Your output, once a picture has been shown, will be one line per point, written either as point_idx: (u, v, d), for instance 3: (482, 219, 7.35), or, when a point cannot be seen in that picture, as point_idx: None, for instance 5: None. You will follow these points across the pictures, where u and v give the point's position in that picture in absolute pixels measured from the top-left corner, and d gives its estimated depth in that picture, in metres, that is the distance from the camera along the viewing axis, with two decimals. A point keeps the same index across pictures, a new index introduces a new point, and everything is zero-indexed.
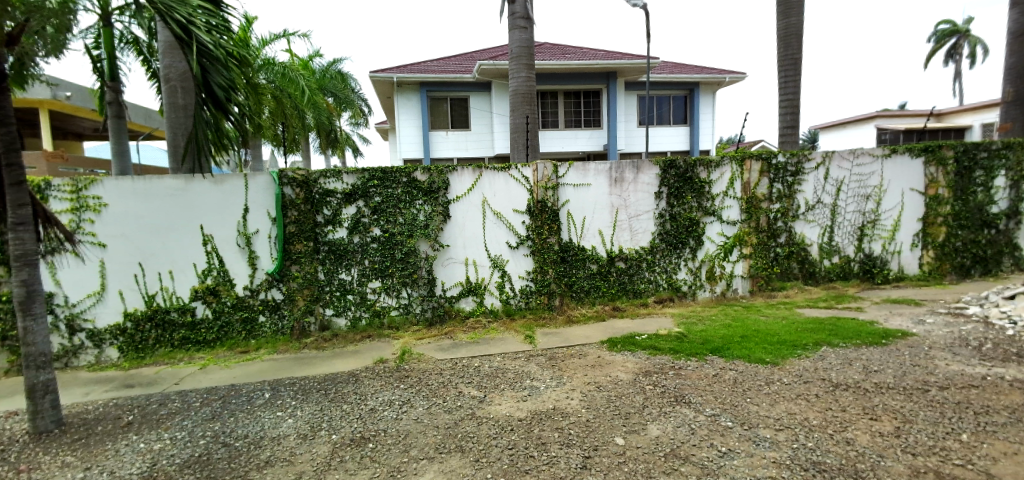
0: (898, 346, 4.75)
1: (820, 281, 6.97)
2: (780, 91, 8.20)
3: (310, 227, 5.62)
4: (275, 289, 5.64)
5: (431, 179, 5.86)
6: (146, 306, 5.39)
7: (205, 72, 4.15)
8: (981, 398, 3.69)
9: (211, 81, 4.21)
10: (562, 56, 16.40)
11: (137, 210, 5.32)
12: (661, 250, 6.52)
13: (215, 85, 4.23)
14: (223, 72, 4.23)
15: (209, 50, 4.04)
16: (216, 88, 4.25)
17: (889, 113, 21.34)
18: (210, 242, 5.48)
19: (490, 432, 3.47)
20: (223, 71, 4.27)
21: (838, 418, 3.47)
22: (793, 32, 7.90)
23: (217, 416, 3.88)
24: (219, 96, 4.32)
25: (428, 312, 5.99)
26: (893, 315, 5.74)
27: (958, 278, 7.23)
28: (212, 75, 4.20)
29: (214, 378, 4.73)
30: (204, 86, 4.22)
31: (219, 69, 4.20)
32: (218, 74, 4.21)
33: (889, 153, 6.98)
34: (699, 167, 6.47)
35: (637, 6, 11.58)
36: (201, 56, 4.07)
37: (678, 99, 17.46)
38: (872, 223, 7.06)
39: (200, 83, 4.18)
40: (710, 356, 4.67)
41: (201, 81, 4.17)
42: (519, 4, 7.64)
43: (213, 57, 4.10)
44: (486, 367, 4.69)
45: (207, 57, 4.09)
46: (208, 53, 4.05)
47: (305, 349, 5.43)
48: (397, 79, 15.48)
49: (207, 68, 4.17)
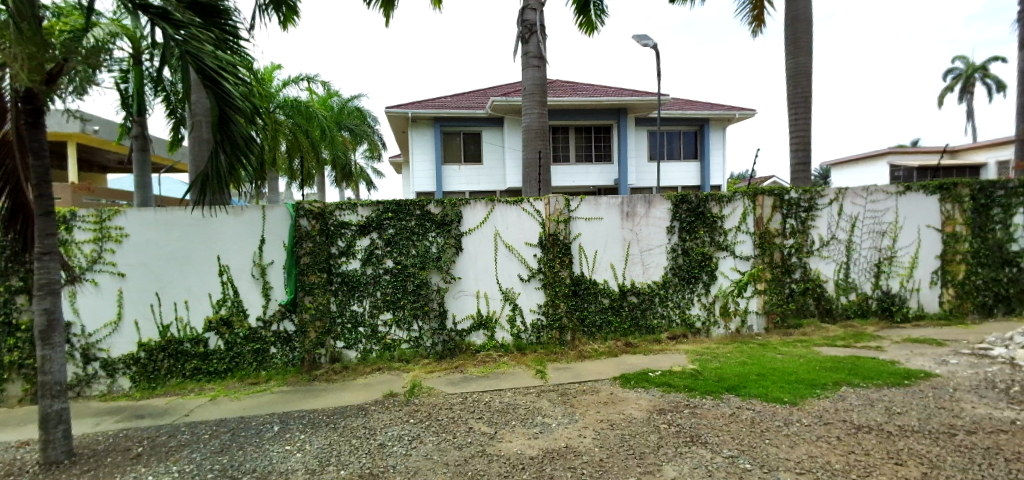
0: (922, 387, 4.61)
1: (837, 319, 6.84)
2: (792, 128, 8.23)
3: (324, 258, 5.67)
4: (287, 320, 5.68)
5: (444, 212, 5.93)
6: (160, 336, 5.43)
7: (227, 116, 4.19)
8: (1011, 444, 3.55)
9: (231, 130, 4.22)
10: (574, 93, 16.74)
11: (158, 241, 5.44)
12: (674, 285, 6.47)
13: (236, 133, 4.24)
14: (245, 123, 4.29)
15: (230, 97, 4.15)
16: (236, 138, 4.25)
17: (903, 150, 21.43)
18: (226, 272, 5.56)
19: (501, 471, 3.40)
20: (242, 121, 4.29)
21: (861, 462, 3.35)
22: (802, 71, 8.04)
23: (226, 449, 3.86)
24: (238, 146, 4.30)
25: (439, 345, 5.96)
26: (914, 355, 5.58)
27: (980, 318, 7.06)
28: (235, 127, 4.24)
29: (225, 410, 4.72)
30: (224, 134, 4.23)
31: (240, 118, 4.25)
32: (239, 122, 4.25)
33: (903, 190, 6.95)
34: (711, 202, 6.49)
35: (648, 47, 11.90)
36: (223, 103, 4.17)
37: (688, 135, 17.65)
38: (890, 260, 6.96)
39: (221, 130, 4.19)
40: (727, 395, 4.57)
41: (221, 127, 4.19)
42: (532, 44, 7.89)
43: (235, 104, 4.20)
44: (496, 403, 4.61)
45: (229, 106, 4.18)
46: (232, 101, 4.17)
47: (315, 381, 5.40)
48: (413, 115, 15.86)
49: (229, 116, 4.20)
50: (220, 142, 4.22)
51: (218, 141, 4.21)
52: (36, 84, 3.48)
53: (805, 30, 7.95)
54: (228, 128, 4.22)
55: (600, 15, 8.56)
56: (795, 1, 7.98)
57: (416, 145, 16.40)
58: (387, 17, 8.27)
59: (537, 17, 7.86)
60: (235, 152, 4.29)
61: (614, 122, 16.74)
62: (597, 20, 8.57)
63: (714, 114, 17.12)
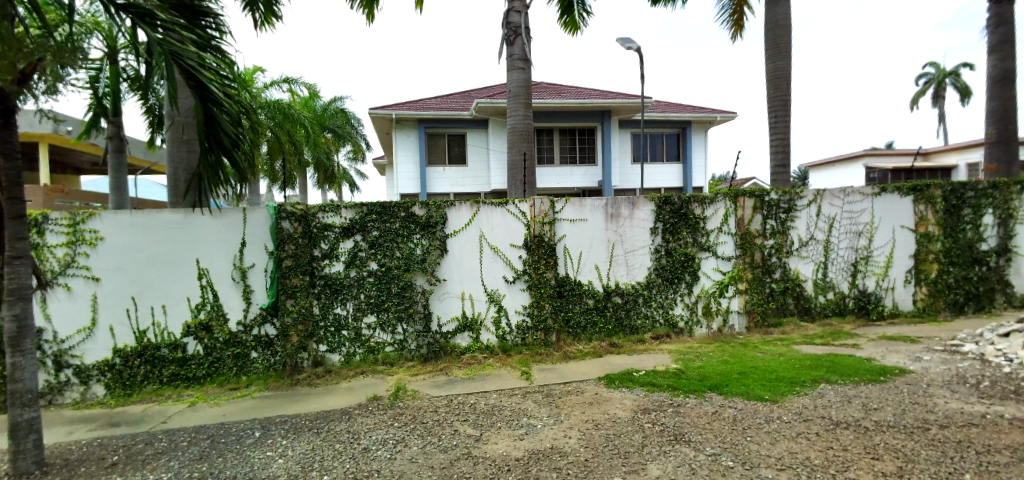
0: (897, 383, 4.73)
1: (816, 317, 6.98)
2: (772, 131, 8.38)
3: (307, 261, 5.60)
4: (268, 324, 5.58)
5: (429, 214, 5.90)
6: (137, 342, 5.30)
7: (212, 114, 4.27)
8: (982, 437, 3.66)
9: (217, 128, 4.33)
10: (558, 95, 16.82)
11: (134, 244, 5.30)
12: (658, 285, 6.53)
13: (223, 131, 4.36)
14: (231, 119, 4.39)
15: (215, 96, 4.20)
16: (223, 136, 4.38)
17: (878, 153, 21.97)
18: (205, 276, 5.44)
19: (487, 473, 3.39)
20: (228, 119, 4.38)
21: (840, 458, 3.42)
22: (781, 75, 8.20)
23: (205, 455, 3.78)
24: (225, 143, 4.43)
25: (423, 347, 5.91)
26: (890, 352, 5.72)
27: (952, 315, 7.27)
28: (222, 125, 4.35)
29: (205, 416, 4.62)
30: (210, 131, 4.33)
31: (225, 115, 4.34)
32: (225, 120, 4.34)
33: (879, 191, 7.13)
34: (694, 204, 6.57)
35: (631, 49, 12.03)
36: (207, 102, 4.21)
37: (671, 137, 17.84)
38: (866, 260, 7.13)
39: (207, 128, 4.29)
40: (709, 394, 4.63)
41: (207, 125, 4.28)
42: (517, 46, 7.90)
43: (220, 103, 4.26)
44: (481, 405, 4.60)
45: (214, 104, 4.25)
46: (216, 100, 4.23)
47: (297, 386, 5.32)
48: (398, 116, 15.75)
49: (215, 114, 4.29)
50: (207, 139, 4.34)
51: (204, 138, 4.33)
52: (7, 83, 3.38)
53: (784, 34, 8.11)
54: (214, 126, 4.32)
55: (583, 15, 8.61)
56: (774, 6, 8.13)
57: (401, 147, 16.27)
58: (370, 18, 8.22)
59: (522, 19, 7.88)
60: (221, 148, 4.43)
61: (598, 124, 16.85)
62: (581, 19, 8.63)
63: (696, 117, 17.35)
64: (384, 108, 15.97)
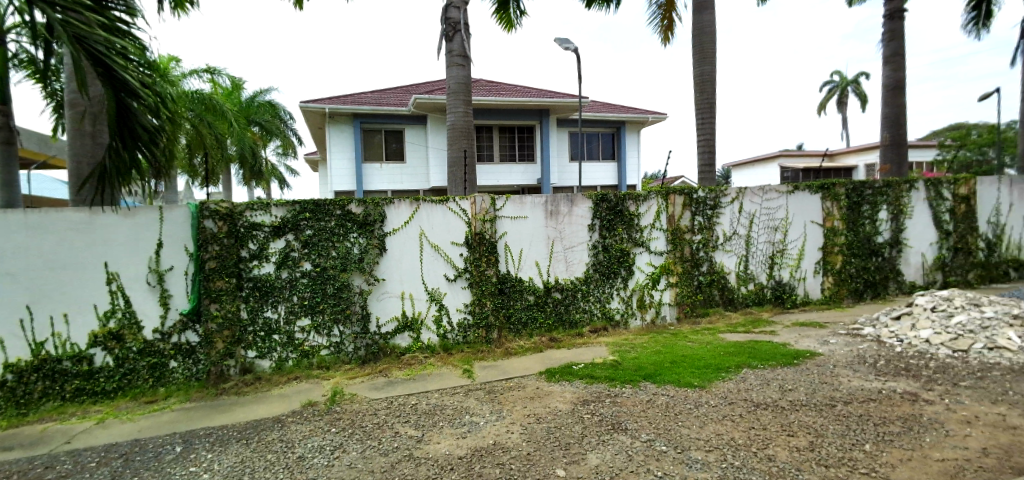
0: (809, 365, 5.17)
1: (738, 307, 7.47)
2: (699, 131, 8.85)
3: (233, 263, 5.25)
4: (190, 331, 5.19)
5: (366, 211, 5.72)
6: (32, 355, 4.75)
7: (124, 105, 4.10)
8: (879, 410, 4.08)
9: (130, 120, 4.15)
10: (496, 93, 16.85)
11: (27, 247, 4.75)
12: (595, 280, 6.72)
13: (136, 123, 4.19)
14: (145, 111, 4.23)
15: (126, 85, 4.05)
16: (137, 128, 4.20)
17: (790, 154, 23.78)
18: (115, 280, 4.97)
19: (429, 473, 3.35)
20: (141, 110, 4.23)
21: (760, 436, 3.69)
22: (707, 79, 8.68)
23: (117, 476, 3.47)
24: (139, 137, 4.25)
25: (361, 349, 5.74)
26: (802, 337, 6.23)
27: (854, 302, 8.03)
28: (135, 117, 4.17)
29: (116, 433, 4.23)
30: (124, 123, 4.14)
31: (139, 107, 4.18)
32: (138, 112, 4.19)
33: (792, 189, 7.73)
34: (628, 201, 6.81)
35: (568, 50, 12.23)
36: (118, 91, 4.05)
37: (606, 137, 18.38)
38: (781, 253, 7.71)
39: (119, 119, 4.10)
40: (644, 383, 4.83)
41: (118, 117, 4.09)
42: (456, 42, 7.82)
43: (132, 93, 4.11)
44: (423, 405, 4.53)
45: (126, 93, 4.09)
46: (129, 90, 4.08)
47: (223, 395, 4.98)
48: (330, 110, 15.13)
49: (127, 105, 4.12)
50: (118, 132, 4.14)
51: (115, 131, 4.12)
52: None
53: (709, 40, 8.57)
54: (127, 119, 4.15)
55: (518, 13, 8.67)
56: (700, 13, 8.58)
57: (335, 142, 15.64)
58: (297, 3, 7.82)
59: (461, 15, 7.81)
60: (135, 142, 4.23)
61: (537, 123, 17.07)
62: (517, 18, 8.69)
63: (629, 117, 17.97)
64: (315, 101, 15.28)
